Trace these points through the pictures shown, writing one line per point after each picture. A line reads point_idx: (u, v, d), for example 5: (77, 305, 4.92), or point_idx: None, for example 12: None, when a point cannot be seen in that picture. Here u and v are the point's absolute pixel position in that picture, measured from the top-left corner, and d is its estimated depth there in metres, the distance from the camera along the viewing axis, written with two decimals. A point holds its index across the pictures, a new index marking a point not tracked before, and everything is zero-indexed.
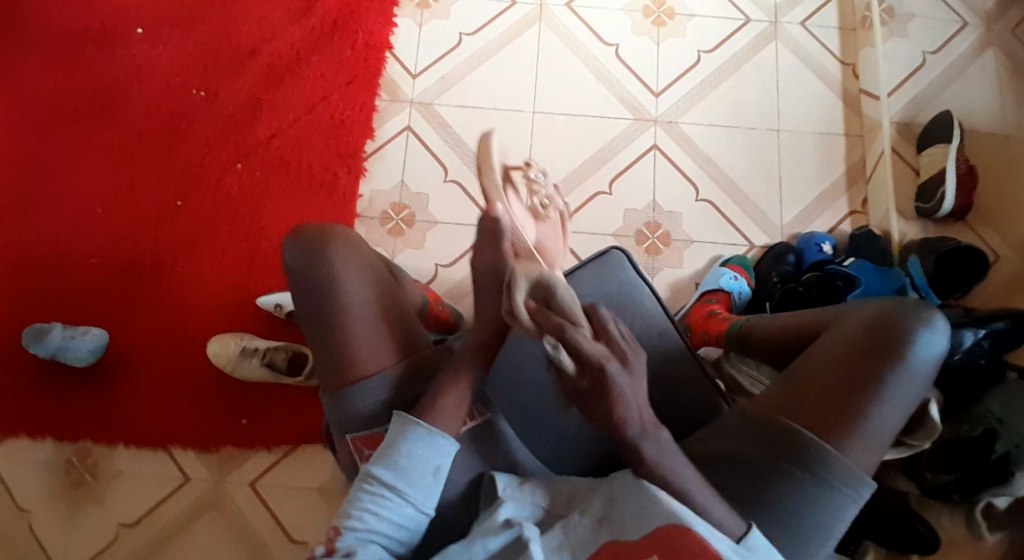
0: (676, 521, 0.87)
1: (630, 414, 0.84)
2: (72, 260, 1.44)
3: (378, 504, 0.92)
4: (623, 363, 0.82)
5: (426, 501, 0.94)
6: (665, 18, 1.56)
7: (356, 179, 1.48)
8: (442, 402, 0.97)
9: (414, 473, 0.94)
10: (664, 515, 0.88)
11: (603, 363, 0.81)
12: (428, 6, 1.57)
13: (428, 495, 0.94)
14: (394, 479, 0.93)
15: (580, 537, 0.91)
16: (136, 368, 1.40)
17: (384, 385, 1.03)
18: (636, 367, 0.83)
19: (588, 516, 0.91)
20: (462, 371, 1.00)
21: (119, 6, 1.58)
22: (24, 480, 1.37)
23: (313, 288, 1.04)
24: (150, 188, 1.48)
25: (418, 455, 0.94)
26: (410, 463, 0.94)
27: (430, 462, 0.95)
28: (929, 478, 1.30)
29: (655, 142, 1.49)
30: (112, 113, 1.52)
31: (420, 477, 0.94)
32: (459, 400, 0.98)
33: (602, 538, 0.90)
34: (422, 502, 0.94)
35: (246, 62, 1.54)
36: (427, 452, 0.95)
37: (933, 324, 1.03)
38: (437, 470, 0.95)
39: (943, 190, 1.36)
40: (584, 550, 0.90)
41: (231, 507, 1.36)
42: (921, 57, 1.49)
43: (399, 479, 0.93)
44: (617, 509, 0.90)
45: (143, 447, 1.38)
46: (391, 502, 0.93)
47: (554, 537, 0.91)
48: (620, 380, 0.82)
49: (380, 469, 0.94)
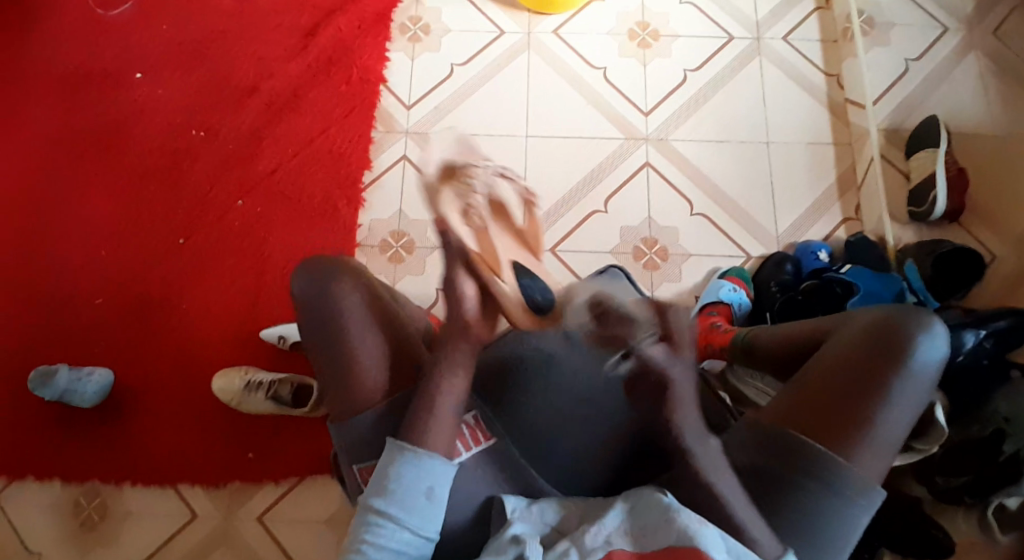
0: (682, 540, 0.87)
1: (685, 410, 0.95)
2: (77, 302, 1.46)
3: (375, 534, 0.92)
4: (677, 357, 0.93)
5: (422, 523, 0.93)
6: (650, 40, 1.59)
7: (355, 210, 1.50)
8: (429, 422, 0.97)
9: (405, 498, 0.93)
10: (676, 532, 0.87)
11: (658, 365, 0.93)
12: (420, 39, 1.61)
13: (425, 518, 0.93)
14: (387, 506, 0.93)
15: (590, 541, 0.89)
16: (142, 405, 1.41)
17: (381, 409, 1.01)
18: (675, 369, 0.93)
19: (597, 528, 0.90)
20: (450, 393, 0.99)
21: (120, 52, 1.62)
22: (33, 523, 1.36)
23: (319, 318, 1.06)
24: (153, 227, 1.50)
25: (408, 478, 0.94)
26: (400, 487, 0.94)
27: (420, 484, 0.94)
28: (940, 482, 1.29)
29: (648, 160, 1.51)
30: (114, 156, 1.55)
31: (412, 500, 0.93)
32: (445, 419, 0.98)
33: (610, 547, 0.88)
34: (417, 526, 0.93)
35: (243, 101, 1.57)
36: (417, 474, 0.94)
37: (933, 329, 1.03)
38: (429, 491, 0.94)
39: (935, 193, 1.38)
40: (593, 555, 0.88)
41: (240, 541, 1.35)
42: (904, 65, 1.53)
43: (391, 506, 0.93)
44: (635, 521, 0.90)
45: (150, 485, 1.38)
46: (387, 530, 0.92)
47: (562, 546, 0.89)
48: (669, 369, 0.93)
49: (373, 498, 0.94)
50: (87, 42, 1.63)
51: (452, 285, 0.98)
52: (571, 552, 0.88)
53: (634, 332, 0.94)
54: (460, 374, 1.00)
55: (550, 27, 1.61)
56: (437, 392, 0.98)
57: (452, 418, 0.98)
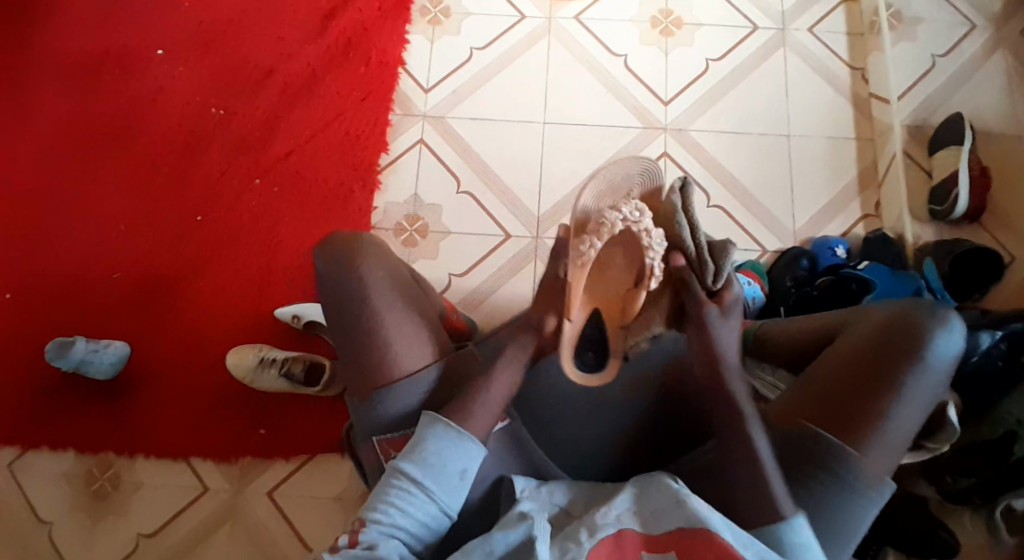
0: (692, 521, 0.87)
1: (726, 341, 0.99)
2: (95, 275, 1.48)
3: (403, 499, 0.93)
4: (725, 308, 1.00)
5: (450, 502, 0.95)
6: (673, 28, 1.58)
7: (370, 192, 1.50)
8: (476, 407, 0.98)
9: (440, 473, 0.95)
10: (687, 514, 0.88)
11: (701, 307, 1.00)
12: (439, 22, 1.61)
13: (452, 496, 0.95)
14: (420, 475, 0.94)
15: (600, 520, 0.89)
16: (155, 380, 1.43)
17: (416, 388, 1.04)
18: (732, 319, 1.01)
19: (608, 509, 0.90)
20: (497, 383, 1.00)
21: (140, 28, 1.63)
22: (47, 492, 1.39)
23: (344, 297, 1.05)
24: (170, 203, 1.51)
25: (446, 455, 0.96)
26: (437, 461, 0.95)
27: (457, 465, 0.96)
28: (949, 482, 1.27)
29: (666, 150, 1.50)
30: (135, 132, 1.56)
31: (446, 476, 0.95)
32: (493, 404, 1.00)
33: (621, 525, 0.89)
34: (447, 503, 0.95)
35: (262, 80, 1.58)
36: (455, 454, 0.96)
37: (950, 325, 1.02)
38: (462, 475, 0.96)
39: (957, 192, 1.36)
40: (605, 530, 0.88)
41: (249, 516, 1.37)
42: (931, 61, 1.50)
43: (426, 476, 0.94)
44: (644, 506, 0.91)
45: (162, 458, 1.40)
46: (415, 499, 0.94)
47: (572, 524, 0.89)
48: (715, 323, 0.99)
49: (406, 464, 0.95)
50: (109, 17, 1.64)
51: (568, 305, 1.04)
52: (580, 530, 0.88)
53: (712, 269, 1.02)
54: (513, 365, 1.02)
55: (572, 13, 1.60)
56: (488, 380, 1.00)
57: (501, 398, 1.00)
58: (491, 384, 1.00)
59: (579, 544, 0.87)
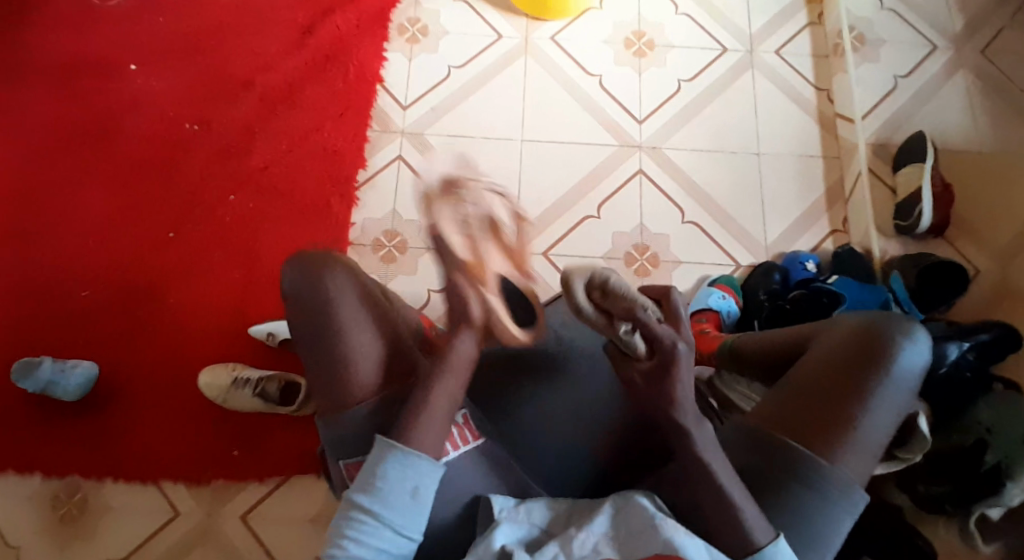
0: (669, 547, 0.86)
1: (688, 395, 0.91)
2: (61, 293, 1.44)
3: (356, 529, 0.91)
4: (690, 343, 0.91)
5: (406, 522, 0.92)
6: (647, 49, 1.61)
7: (348, 208, 1.49)
8: (427, 424, 0.95)
9: (390, 496, 0.92)
10: (663, 541, 0.87)
11: (659, 340, 0.89)
12: (417, 40, 1.62)
13: (407, 518, 0.93)
14: (370, 503, 0.92)
15: (578, 550, 0.88)
16: (126, 398, 1.39)
17: (376, 408, 1.02)
18: (687, 353, 0.91)
19: (585, 534, 0.89)
20: (442, 392, 0.97)
21: (112, 41, 1.61)
22: (10, 518, 1.33)
23: (312, 315, 1.04)
24: (141, 220, 1.49)
25: (393, 476, 0.93)
26: (386, 485, 0.93)
27: (406, 484, 0.93)
28: (922, 490, 1.29)
29: (641, 167, 1.52)
30: (105, 148, 1.53)
31: (396, 498, 0.92)
32: (438, 419, 0.96)
33: (599, 557, 0.87)
34: (402, 524, 0.92)
35: (237, 96, 1.57)
36: (403, 473, 0.93)
37: (915, 335, 1.05)
38: (415, 491, 0.93)
39: (921, 207, 1.40)
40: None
41: (223, 540, 1.33)
42: (894, 81, 1.56)
43: (374, 503, 0.92)
44: (621, 528, 0.90)
45: (132, 482, 1.35)
46: (368, 527, 0.92)
47: (550, 551, 0.88)
48: (676, 355, 0.90)
49: (357, 493, 0.93)
50: (80, 32, 1.62)
51: (456, 300, 1.01)
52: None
53: (642, 307, 0.89)
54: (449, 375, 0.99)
55: (548, 33, 1.62)
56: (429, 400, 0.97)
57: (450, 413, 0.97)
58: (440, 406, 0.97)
59: None
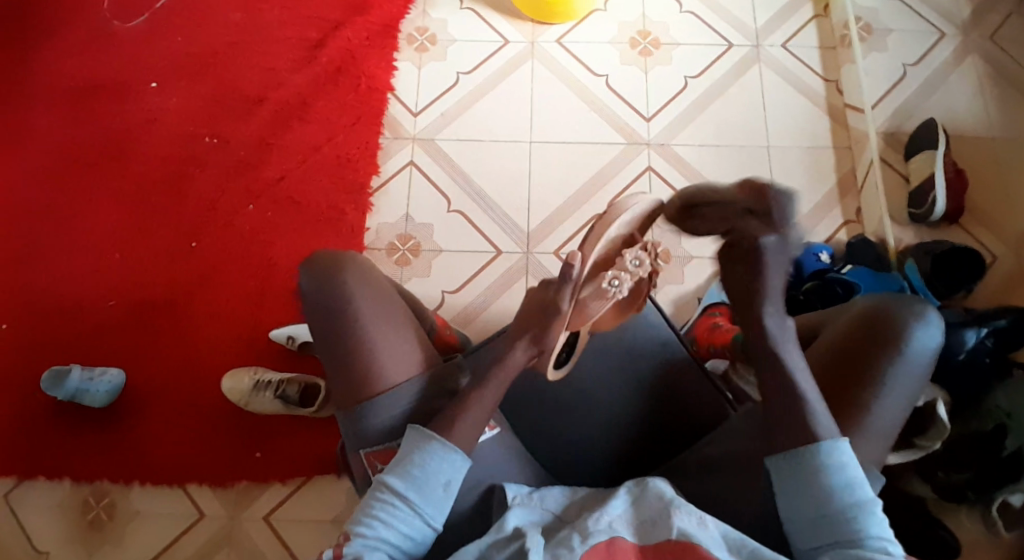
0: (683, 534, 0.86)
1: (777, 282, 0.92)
2: (89, 304, 1.49)
3: (387, 512, 0.92)
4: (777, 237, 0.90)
5: (434, 514, 0.93)
6: (651, 48, 1.63)
7: (362, 214, 1.53)
8: (458, 425, 0.96)
9: (426, 485, 0.93)
10: (677, 530, 0.86)
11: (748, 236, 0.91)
12: (426, 49, 1.66)
13: (438, 508, 0.93)
14: (405, 488, 0.93)
15: (592, 526, 0.88)
16: (150, 404, 1.43)
17: (397, 403, 1.03)
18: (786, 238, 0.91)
19: (599, 515, 0.89)
20: (479, 404, 0.97)
21: (133, 61, 1.67)
22: (42, 522, 1.38)
23: (329, 314, 1.05)
24: (165, 231, 1.54)
25: (432, 466, 0.94)
26: (422, 474, 0.94)
27: (441, 476, 0.94)
28: (942, 478, 1.26)
29: (650, 164, 1.54)
30: (128, 163, 1.59)
31: (431, 489, 0.93)
32: (471, 422, 0.96)
33: (614, 531, 0.87)
34: (431, 515, 0.93)
35: (251, 110, 1.62)
36: (439, 466, 0.94)
37: (927, 317, 1.01)
38: (447, 485, 0.94)
39: (934, 195, 1.39)
40: (597, 535, 0.86)
41: (248, 540, 1.36)
42: (902, 69, 1.56)
43: (409, 489, 0.93)
44: (639, 514, 0.90)
45: (158, 487, 1.39)
46: (399, 511, 0.92)
47: (564, 532, 0.88)
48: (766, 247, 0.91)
49: (392, 476, 0.94)
50: (103, 55, 1.68)
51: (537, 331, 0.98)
52: (571, 536, 0.87)
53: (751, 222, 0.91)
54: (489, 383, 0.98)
55: (553, 36, 1.65)
56: (461, 410, 0.96)
57: (479, 415, 0.97)
58: (468, 407, 0.97)
59: (573, 549, 0.85)
